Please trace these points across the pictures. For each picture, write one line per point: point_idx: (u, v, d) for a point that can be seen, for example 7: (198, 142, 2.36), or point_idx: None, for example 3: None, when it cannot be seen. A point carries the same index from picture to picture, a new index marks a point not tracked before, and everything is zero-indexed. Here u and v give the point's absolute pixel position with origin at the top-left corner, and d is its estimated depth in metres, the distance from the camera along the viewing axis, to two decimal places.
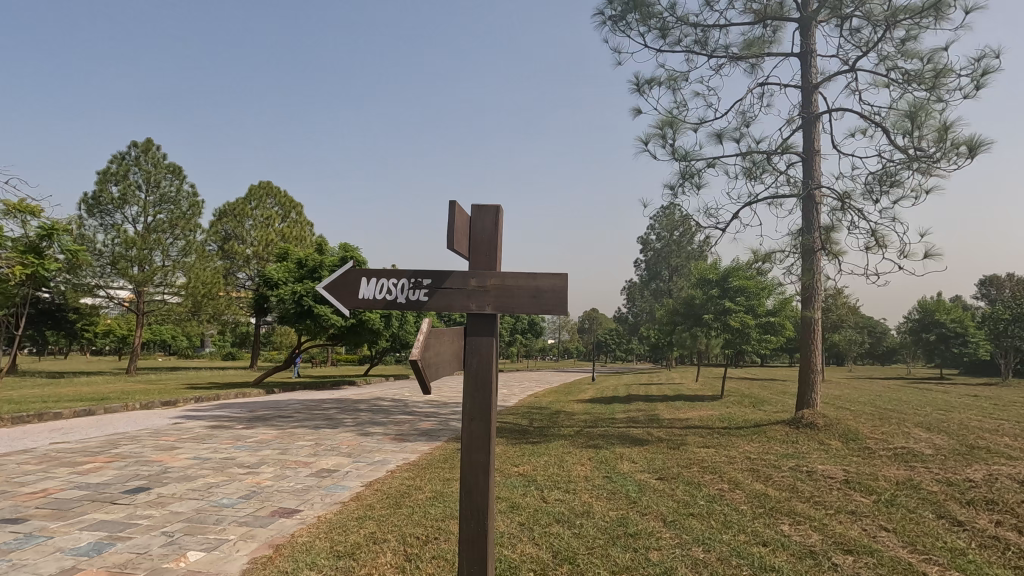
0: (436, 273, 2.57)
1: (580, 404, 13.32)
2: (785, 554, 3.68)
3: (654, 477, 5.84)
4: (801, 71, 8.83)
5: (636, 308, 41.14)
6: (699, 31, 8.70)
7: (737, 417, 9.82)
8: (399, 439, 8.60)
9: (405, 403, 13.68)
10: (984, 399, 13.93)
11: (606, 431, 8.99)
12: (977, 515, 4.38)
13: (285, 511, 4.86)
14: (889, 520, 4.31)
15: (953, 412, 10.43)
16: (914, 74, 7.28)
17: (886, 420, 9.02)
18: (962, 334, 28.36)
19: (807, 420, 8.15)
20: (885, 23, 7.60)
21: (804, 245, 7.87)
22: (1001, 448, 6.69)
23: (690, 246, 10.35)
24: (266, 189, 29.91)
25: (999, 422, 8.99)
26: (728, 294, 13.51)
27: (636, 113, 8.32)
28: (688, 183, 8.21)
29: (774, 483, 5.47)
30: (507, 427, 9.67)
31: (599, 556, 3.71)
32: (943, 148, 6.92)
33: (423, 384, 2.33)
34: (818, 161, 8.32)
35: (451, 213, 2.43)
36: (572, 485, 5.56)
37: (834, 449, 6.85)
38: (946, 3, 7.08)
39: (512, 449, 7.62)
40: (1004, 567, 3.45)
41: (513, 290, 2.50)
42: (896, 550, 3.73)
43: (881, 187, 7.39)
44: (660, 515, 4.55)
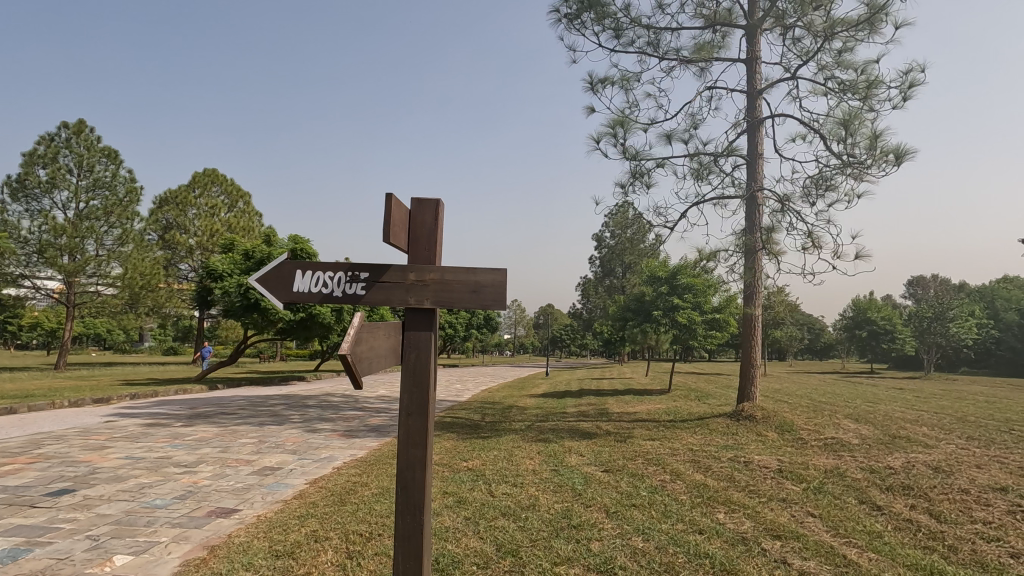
0: (374, 267, 2.54)
1: (532, 399, 13.44)
2: (718, 541, 3.84)
3: (600, 470, 5.97)
4: (747, 77, 9.15)
5: (590, 303, 41.81)
6: (651, 33, 8.89)
7: (682, 411, 10.16)
8: (348, 436, 8.44)
9: (357, 399, 13.44)
10: (907, 392, 14.87)
11: (557, 425, 9.13)
12: (894, 499, 4.70)
13: (223, 511, 4.70)
14: (815, 506, 4.55)
15: (881, 404, 11.10)
16: (849, 84, 7.68)
17: (819, 411, 9.53)
18: (891, 331, 30.19)
19: (746, 413, 8.51)
20: (824, 34, 7.97)
21: (746, 244, 8.19)
22: (919, 437, 7.22)
23: (642, 245, 10.58)
24: (211, 176, 28.70)
25: (919, 413, 9.65)
26: (677, 291, 13.92)
27: (590, 111, 8.41)
28: (639, 183, 8.37)
29: (713, 474, 5.68)
30: (459, 423, 9.65)
31: (541, 548, 3.76)
32: (873, 155, 7.32)
33: (354, 379, 2.30)
34: (761, 165, 8.65)
35: (387, 206, 2.39)
36: (519, 479, 5.62)
37: (770, 441, 7.17)
38: (879, 18, 7.49)
39: (462, 444, 7.62)
40: (915, 547, 3.71)
41: (453, 285, 2.50)
42: (820, 534, 3.95)
43: (818, 191, 7.75)
44: (603, 507, 4.66)
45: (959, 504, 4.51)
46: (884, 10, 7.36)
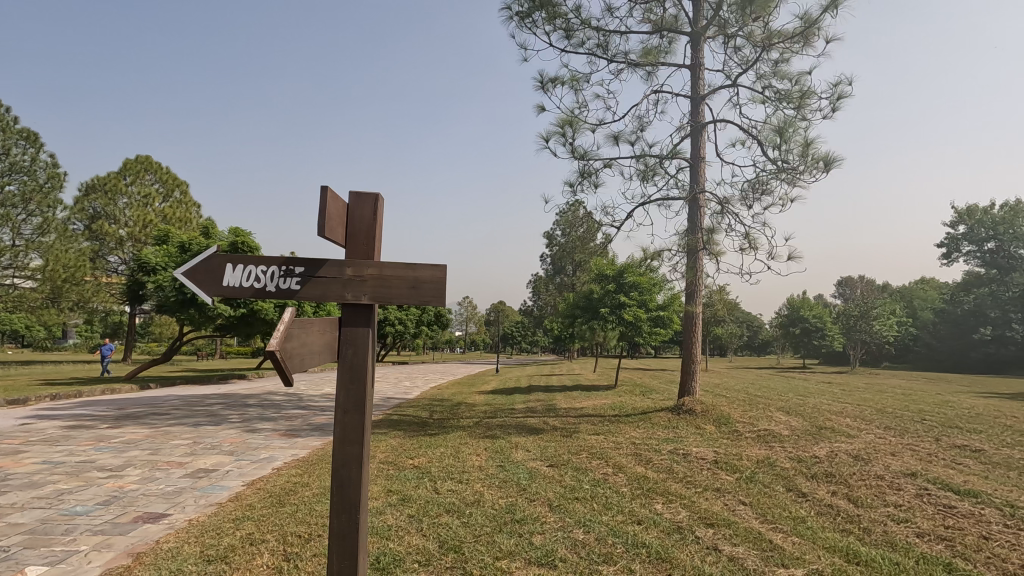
0: (309, 262, 2.48)
1: (481, 396, 13.43)
2: (655, 530, 3.98)
3: (545, 464, 6.06)
4: (691, 82, 9.46)
5: (541, 300, 42.25)
6: (601, 35, 9.04)
7: (626, 405, 10.46)
8: (290, 435, 8.20)
9: (300, 398, 13.08)
10: (836, 385, 15.82)
11: (504, 421, 9.18)
12: (818, 486, 5.00)
13: (151, 516, 4.48)
14: (746, 495, 4.78)
15: (810, 397, 11.78)
16: (784, 94, 8.07)
17: (754, 405, 9.98)
18: (821, 328, 31.99)
19: (687, 407, 8.83)
20: (762, 45, 8.34)
21: (688, 244, 8.47)
22: (842, 427, 7.71)
23: (591, 244, 10.76)
24: (144, 163, 27.13)
25: (843, 406, 10.29)
26: (623, 289, 14.26)
27: (540, 110, 8.47)
28: (587, 182, 8.50)
29: (653, 466, 5.87)
30: (406, 421, 9.53)
31: (484, 543, 3.78)
32: (806, 162, 7.72)
33: (285, 376, 2.25)
34: (703, 168, 8.97)
35: (322, 198, 2.34)
36: (465, 476, 5.62)
37: (708, 433, 7.47)
38: (812, 32, 7.91)
39: (408, 442, 7.54)
40: (835, 530, 3.96)
41: (391, 281, 2.47)
42: (750, 521, 4.16)
43: (754, 195, 8.11)
44: (547, 501, 4.73)
45: (874, 489, 4.84)
46: (816, 25, 7.77)
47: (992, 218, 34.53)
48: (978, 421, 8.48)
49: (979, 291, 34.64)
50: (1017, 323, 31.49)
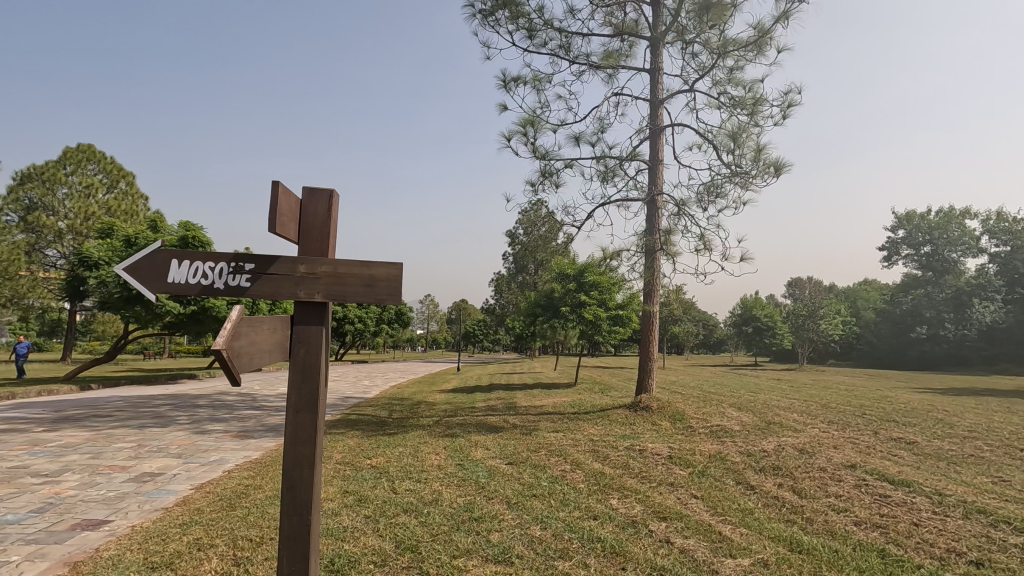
0: (261, 258, 2.43)
1: (442, 395, 13.38)
2: (610, 525, 4.06)
3: (504, 462, 6.10)
4: (650, 86, 9.65)
5: (502, 300, 42.33)
6: (564, 36, 9.12)
7: (586, 403, 10.62)
8: (242, 436, 7.96)
9: (255, 398, 12.72)
10: (785, 382, 16.50)
11: (465, 420, 9.17)
12: (765, 479, 5.19)
13: (91, 523, 4.27)
14: (698, 488, 4.93)
15: (761, 393, 12.22)
16: (738, 100, 8.34)
17: (708, 401, 10.30)
18: (772, 327, 33.25)
19: (643, 404, 9.02)
20: (718, 52, 8.59)
21: (646, 245, 8.64)
22: (789, 422, 8.04)
23: (552, 243, 10.85)
24: (86, 152, 25.74)
25: (791, 401, 10.73)
26: (584, 288, 14.46)
27: (503, 109, 8.46)
28: (548, 182, 8.56)
29: (610, 462, 5.98)
30: (364, 420, 9.39)
31: (441, 542, 3.77)
32: (757, 166, 8.00)
33: (233, 375, 2.20)
34: (661, 170, 9.17)
35: (274, 193, 2.29)
36: (423, 475, 5.58)
37: (664, 429, 7.66)
38: (765, 41, 8.20)
39: (366, 441, 7.44)
40: (780, 521, 4.13)
41: (346, 278, 2.44)
42: (701, 514, 4.29)
43: (709, 197, 8.35)
44: (505, 498, 4.76)
45: (818, 480, 5.08)
46: (768, 35, 8.07)
47: (928, 224, 36.62)
48: (913, 415, 9.00)
49: (916, 292, 36.69)
50: (950, 322, 33.56)
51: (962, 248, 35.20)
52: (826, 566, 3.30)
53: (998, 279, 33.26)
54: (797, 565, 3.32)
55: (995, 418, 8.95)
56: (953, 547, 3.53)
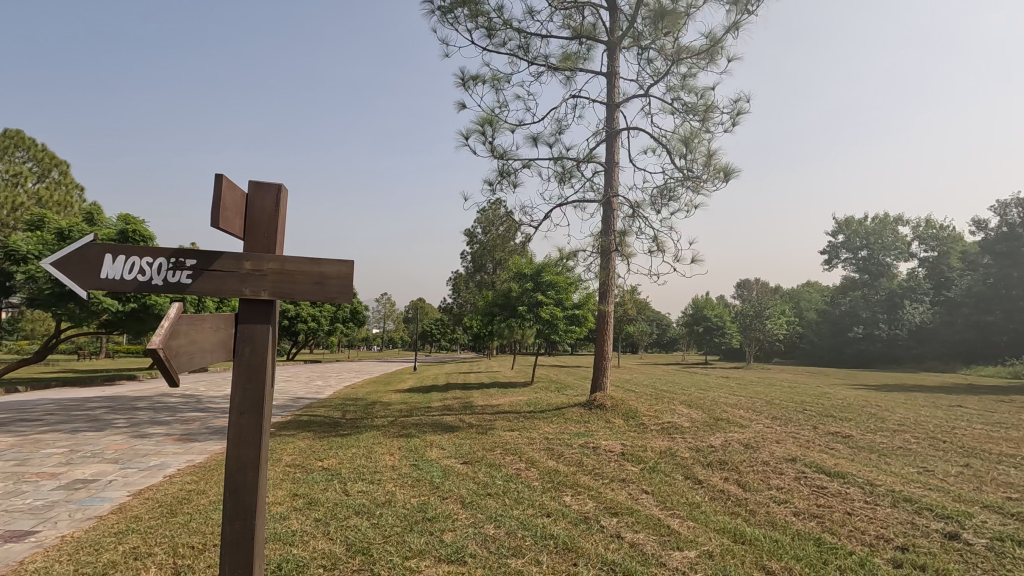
0: (203, 254, 2.33)
1: (397, 395, 13.19)
2: (563, 521, 4.11)
3: (459, 461, 6.08)
4: (607, 89, 9.82)
5: (460, 299, 42.14)
6: (523, 37, 9.15)
7: (541, 401, 10.70)
8: (185, 440, 7.63)
9: (199, 399, 12.22)
10: (732, 380, 17.09)
11: (420, 419, 9.09)
12: (712, 473, 5.38)
13: (15, 535, 4.00)
14: (649, 484, 5.06)
15: (710, 391, 12.62)
16: (691, 106, 8.59)
17: (660, 399, 10.56)
18: (721, 326, 34.38)
19: (597, 403, 9.17)
20: (672, 59, 8.82)
21: (602, 245, 8.77)
22: (736, 418, 8.35)
23: (510, 243, 10.87)
24: (14, 139, 24.06)
25: (738, 398, 11.13)
26: (541, 288, 14.55)
27: (460, 107, 8.42)
28: (505, 182, 8.58)
29: (564, 459, 6.06)
30: (316, 421, 9.16)
31: (394, 544, 3.73)
32: (708, 171, 8.27)
33: (170, 376, 2.11)
34: (617, 172, 9.34)
35: (218, 187, 2.21)
36: (377, 476, 5.50)
37: (617, 427, 7.81)
38: (717, 50, 8.47)
39: (318, 443, 7.27)
40: (725, 513, 4.28)
41: (295, 276, 2.38)
42: (651, 508, 4.40)
43: (663, 200, 8.57)
44: (459, 498, 4.75)
45: (761, 474, 5.30)
46: (719, 44, 8.34)
47: (865, 229, 38.73)
48: (849, 411, 9.49)
49: (854, 294, 38.74)
50: (883, 322, 35.61)
51: (895, 252, 37.39)
52: (767, 556, 3.44)
53: (926, 282, 35.49)
54: (739, 555, 3.46)
55: (922, 413, 9.56)
56: (882, 534, 3.76)
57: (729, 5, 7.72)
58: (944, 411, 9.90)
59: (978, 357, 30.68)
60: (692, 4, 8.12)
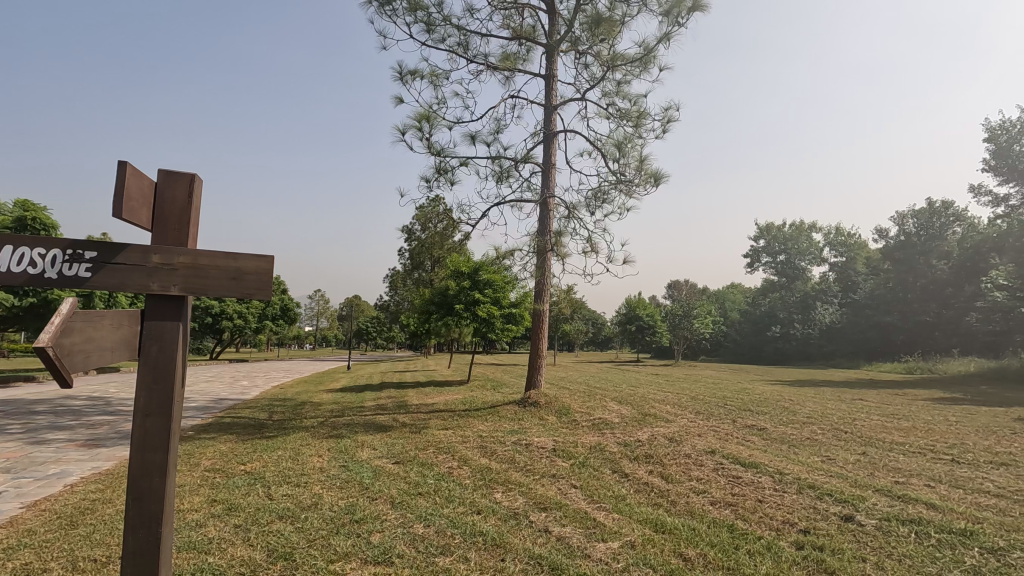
0: (105, 246, 2.19)
1: (328, 394, 12.78)
2: (493, 518, 4.15)
3: (391, 462, 5.98)
4: (545, 92, 9.96)
5: (398, 296, 41.45)
6: (462, 34, 9.12)
7: (476, 400, 10.71)
8: (90, 445, 7.06)
9: (108, 401, 11.35)
10: (661, 377, 17.82)
11: (352, 419, 8.86)
12: (638, 467, 5.60)
13: None
14: (578, 478, 5.20)
15: (641, 387, 13.08)
16: (625, 112, 8.87)
17: (592, 396, 10.84)
18: (652, 326, 35.63)
19: (532, 400, 9.30)
20: (607, 65, 9.06)
21: (539, 245, 8.90)
22: (663, 413, 8.72)
23: (449, 241, 10.81)
24: None
25: (665, 394, 11.61)
26: (478, 286, 14.53)
27: (397, 102, 8.29)
28: (443, 179, 8.53)
29: (497, 457, 6.11)
30: (240, 423, 8.72)
31: (318, 547, 3.62)
32: (640, 176, 8.57)
33: (62, 377, 1.99)
34: (553, 174, 9.49)
35: (119, 174, 2.08)
36: (303, 479, 5.31)
37: (550, 423, 7.96)
38: (650, 59, 8.80)
39: (241, 445, 6.94)
40: (648, 505, 4.46)
41: (208, 270, 2.27)
42: (578, 502, 4.52)
43: (596, 203, 8.80)
44: (389, 498, 4.68)
45: (682, 466, 5.57)
46: (652, 54, 8.66)
47: (783, 235, 41.35)
48: (764, 405, 10.12)
49: (772, 295, 41.35)
50: (798, 322, 38.24)
51: (809, 257, 40.25)
52: (684, 544, 3.62)
53: (835, 285, 38.42)
54: (659, 544, 3.62)
55: (827, 406, 10.36)
56: (788, 518, 4.04)
57: (661, 16, 8.03)
58: (846, 404, 10.78)
59: (877, 354, 33.10)
60: (625, 14, 8.40)
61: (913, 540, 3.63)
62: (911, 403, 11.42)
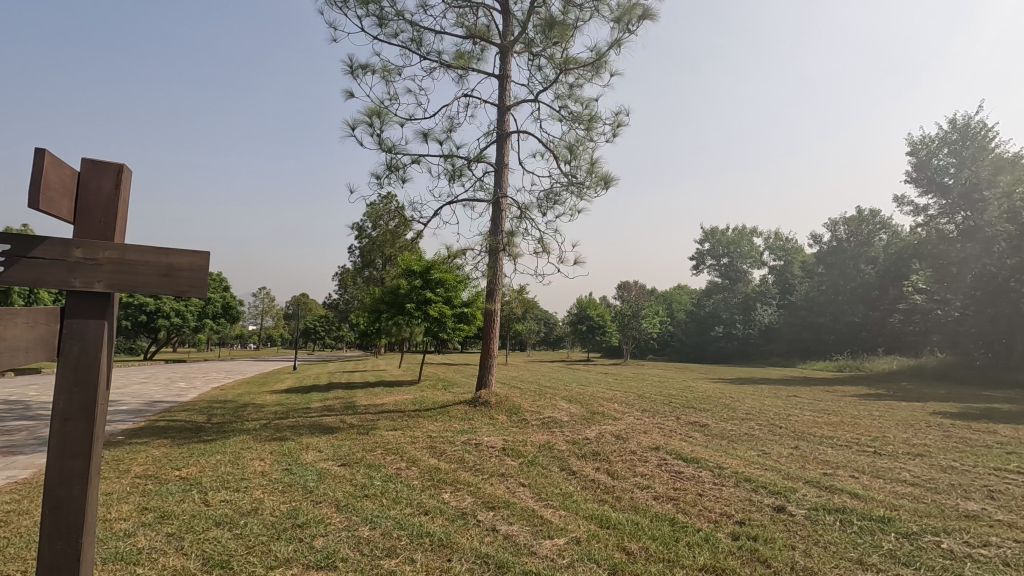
0: (18, 240, 2.05)
1: (272, 396, 12.33)
2: (440, 518, 4.13)
3: (337, 464, 5.84)
4: (499, 91, 9.98)
5: (348, 294, 40.52)
6: (415, 30, 9.02)
7: (427, 400, 10.60)
8: (5, 453, 6.54)
9: (27, 405, 10.56)
10: (610, 376, 18.17)
11: (296, 421, 8.60)
12: (586, 464, 5.70)
13: None
14: (526, 477, 5.24)
15: (590, 386, 13.32)
16: (576, 115, 9.01)
17: (543, 395, 10.95)
18: (602, 326, 36.29)
19: (482, 399, 9.29)
20: (560, 68, 9.17)
21: (490, 245, 8.91)
22: (610, 411, 8.90)
23: (400, 239, 10.67)
24: None
25: (614, 393, 11.87)
26: (430, 285, 14.38)
27: (347, 96, 8.10)
28: (394, 176, 8.41)
29: (446, 457, 6.08)
30: (176, 426, 8.30)
31: (258, 554, 3.50)
32: (590, 179, 8.72)
33: None
34: (506, 174, 9.52)
35: (37, 162, 1.94)
36: (243, 484, 5.11)
37: (500, 423, 7.98)
38: (601, 64, 8.96)
39: (176, 450, 6.61)
40: (594, 501, 4.55)
41: (137, 266, 2.16)
42: (526, 501, 4.56)
43: (548, 204, 8.90)
44: (334, 501, 4.57)
45: (627, 462, 5.71)
46: (604, 59, 8.82)
47: (726, 239, 42.94)
48: (707, 402, 10.49)
49: (716, 296, 42.96)
50: (740, 323, 39.85)
51: (750, 261, 42.04)
52: (627, 539, 3.71)
53: (774, 287, 40.22)
54: (603, 539, 3.70)
55: (764, 402, 10.84)
56: (725, 511, 4.21)
57: (612, 22, 8.19)
58: (782, 401, 11.32)
59: (811, 353, 34.93)
60: (578, 18, 8.53)
61: (837, 527, 3.86)
62: (841, 399, 12.08)
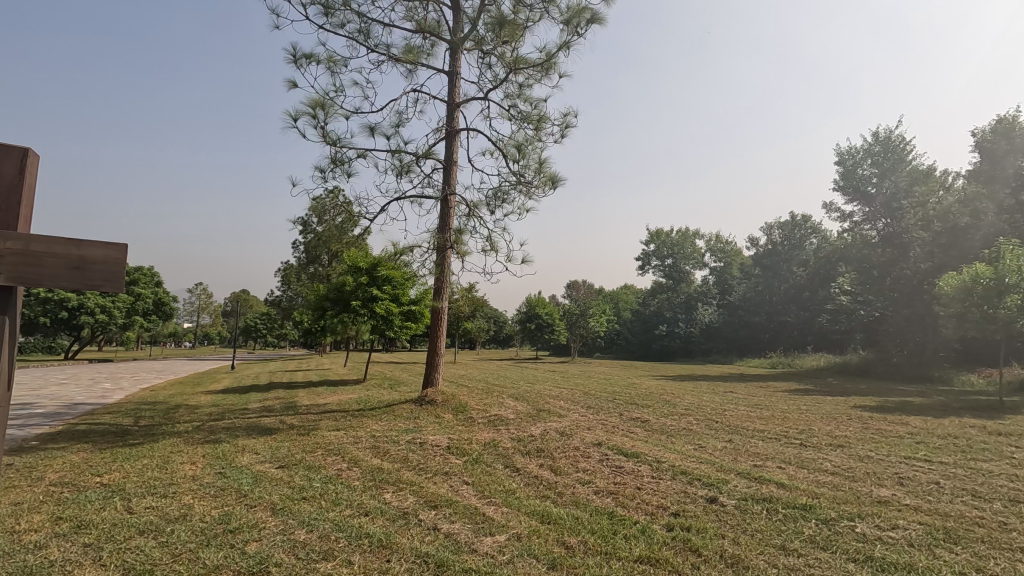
0: None
1: (206, 396, 11.77)
2: (381, 519, 4.06)
3: (274, 466, 5.65)
4: (448, 88, 9.90)
5: (291, 291, 39.13)
6: (363, 22, 8.82)
7: (371, 399, 10.41)
8: None
9: None
10: (557, 375, 18.33)
11: (232, 423, 8.25)
12: (529, 461, 5.76)
13: None
14: (470, 475, 5.23)
15: (537, 385, 13.42)
16: (525, 115, 9.06)
17: (489, 393, 10.94)
18: (551, 324, 36.55)
19: (428, 398, 9.21)
20: (510, 67, 9.19)
21: (438, 242, 8.82)
22: (556, 408, 9.02)
23: (346, 235, 10.40)
24: None
25: (560, 390, 11.99)
26: (377, 283, 14.07)
27: (289, 85, 7.82)
28: (339, 170, 8.18)
29: (389, 457, 5.98)
30: (99, 430, 7.80)
31: (184, 562, 3.34)
32: (538, 179, 8.80)
33: None
34: (455, 171, 9.47)
35: None
36: (171, 489, 4.86)
37: (446, 421, 7.93)
38: (551, 65, 9.06)
39: (97, 455, 6.20)
40: (536, 497, 4.60)
41: (43, 258, 2.02)
42: (469, 499, 4.56)
43: (497, 202, 8.91)
44: (269, 505, 4.41)
45: (570, 458, 5.81)
46: (553, 60, 8.91)
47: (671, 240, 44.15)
48: (648, 399, 10.77)
49: (660, 296, 44.10)
50: (682, 322, 41.07)
51: (693, 262, 43.31)
52: (566, 533, 3.78)
53: (714, 288, 41.72)
54: (544, 535, 3.75)
55: (702, 398, 11.25)
56: (662, 503, 4.35)
57: (562, 24, 8.29)
58: (720, 397, 11.72)
59: (748, 350, 36.51)
60: (528, 18, 8.59)
61: (763, 516, 4.07)
62: (773, 395, 12.62)
